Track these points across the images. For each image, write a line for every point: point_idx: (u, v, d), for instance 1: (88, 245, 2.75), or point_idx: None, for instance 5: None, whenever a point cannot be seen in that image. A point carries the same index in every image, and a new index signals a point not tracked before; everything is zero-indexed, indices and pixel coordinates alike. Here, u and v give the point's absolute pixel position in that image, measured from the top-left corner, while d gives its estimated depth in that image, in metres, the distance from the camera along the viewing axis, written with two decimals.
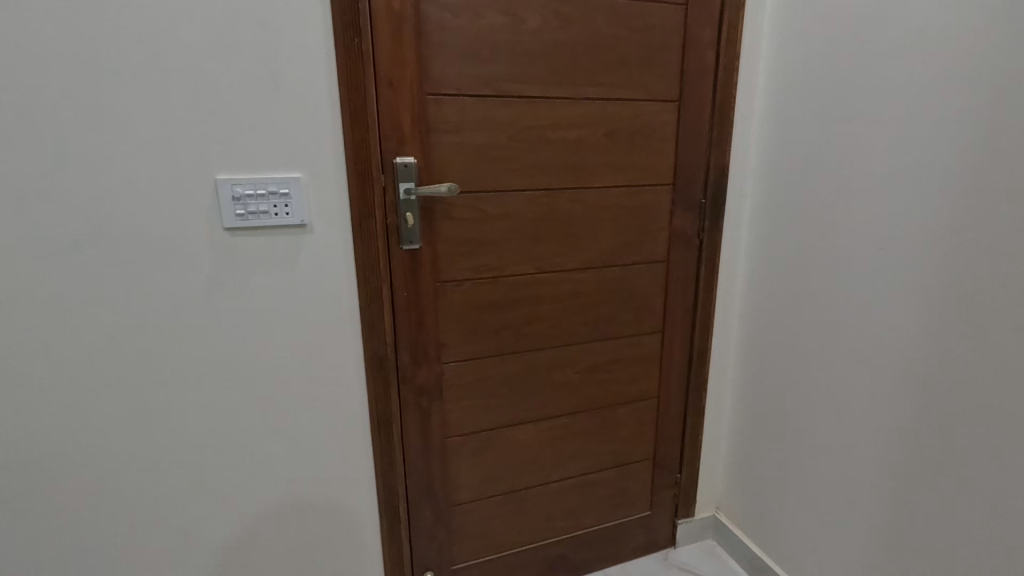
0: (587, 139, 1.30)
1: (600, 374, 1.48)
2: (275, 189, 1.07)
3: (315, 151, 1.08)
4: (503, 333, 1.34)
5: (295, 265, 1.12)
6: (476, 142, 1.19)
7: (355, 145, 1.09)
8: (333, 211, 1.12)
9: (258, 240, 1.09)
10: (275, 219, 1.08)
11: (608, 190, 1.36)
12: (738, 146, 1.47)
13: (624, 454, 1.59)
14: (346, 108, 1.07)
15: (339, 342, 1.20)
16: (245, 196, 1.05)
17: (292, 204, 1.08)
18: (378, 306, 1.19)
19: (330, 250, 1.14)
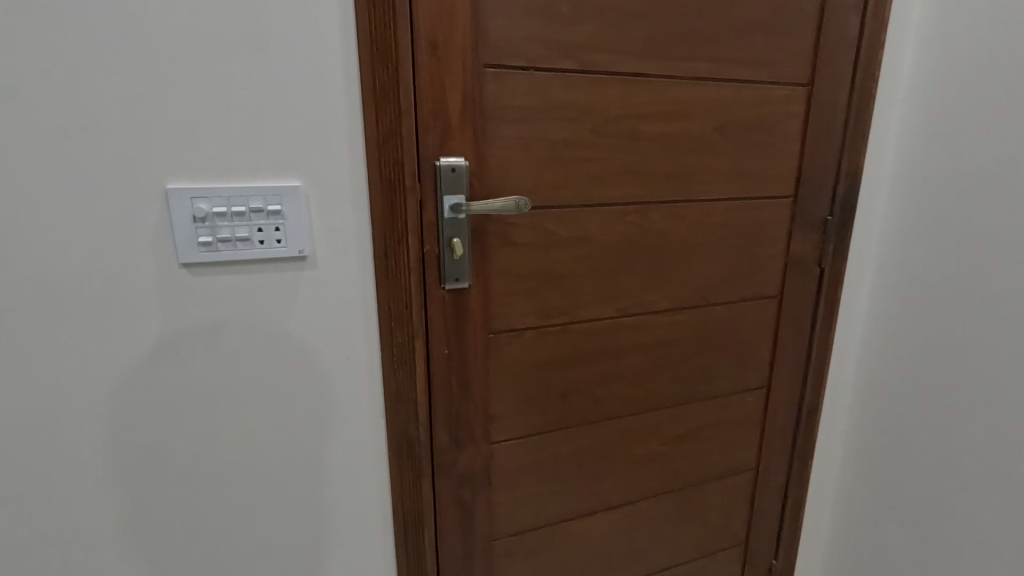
0: (694, 136, 0.94)
1: (690, 443, 1.13)
2: (259, 204, 0.70)
3: (321, 148, 0.72)
4: (573, 399, 0.98)
5: (291, 316, 0.76)
6: (549, 137, 0.83)
7: (380, 140, 0.73)
8: (346, 235, 0.76)
9: (235, 279, 0.73)
10: (260, 249, 0.71)
11: (715, 206, 1.00)
12: (873, 145, 1.12)
13: (713, 541, 1.23)
14: (368, 84, 0.72)
15: (350, 422, 0.84)
16: (213, 215, 0.68)
17: (286, 226, 0.72)
18: (407, 369, 0.83)
19: (342, 291, 0.78)
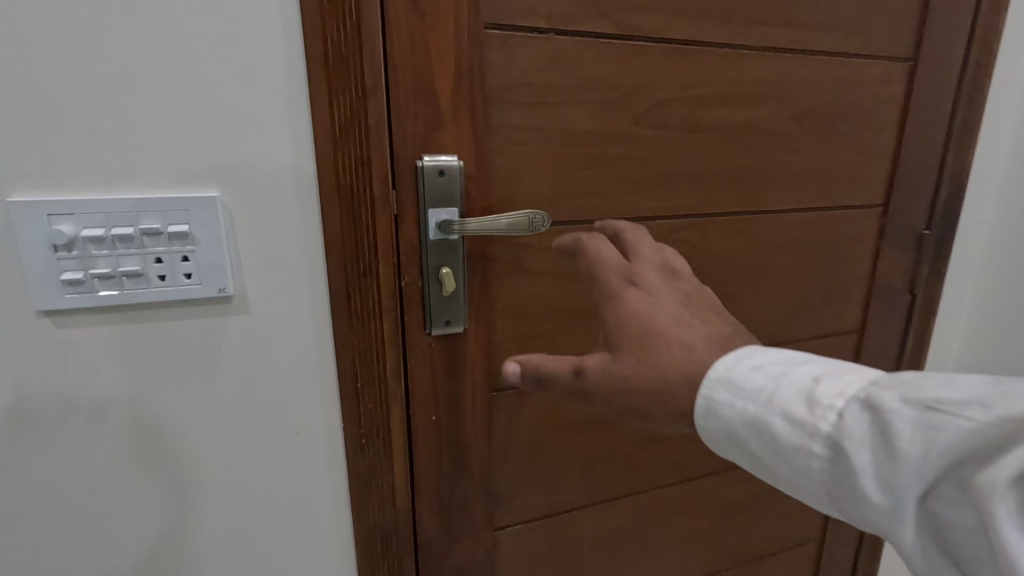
0: (767, 127, 0.70)
1: (746, 514, 0.90)
2: (154, 224, 0.47)
3: (248, 144, 0.49)
4: (600, 469, 0.75)
5: (215, 381, 0.54)
6: (574, 129, 0.61)
7: (335, 131, 0.51)
8: (289, 264, 0.54)
9: (126, 332, 0.50)
10: (160, 288, 0.49)
11: (788, 219, 0.76)
12: (985, 139, 0.87)
13: None
14: (315, 50, 0.49)
15: (305, 515, 0.62)
16: (85, 240, 0.46)
17: (197, 255, 0.49)
18: (379, 443, 0.61)
19: (287, 342, 0.56)
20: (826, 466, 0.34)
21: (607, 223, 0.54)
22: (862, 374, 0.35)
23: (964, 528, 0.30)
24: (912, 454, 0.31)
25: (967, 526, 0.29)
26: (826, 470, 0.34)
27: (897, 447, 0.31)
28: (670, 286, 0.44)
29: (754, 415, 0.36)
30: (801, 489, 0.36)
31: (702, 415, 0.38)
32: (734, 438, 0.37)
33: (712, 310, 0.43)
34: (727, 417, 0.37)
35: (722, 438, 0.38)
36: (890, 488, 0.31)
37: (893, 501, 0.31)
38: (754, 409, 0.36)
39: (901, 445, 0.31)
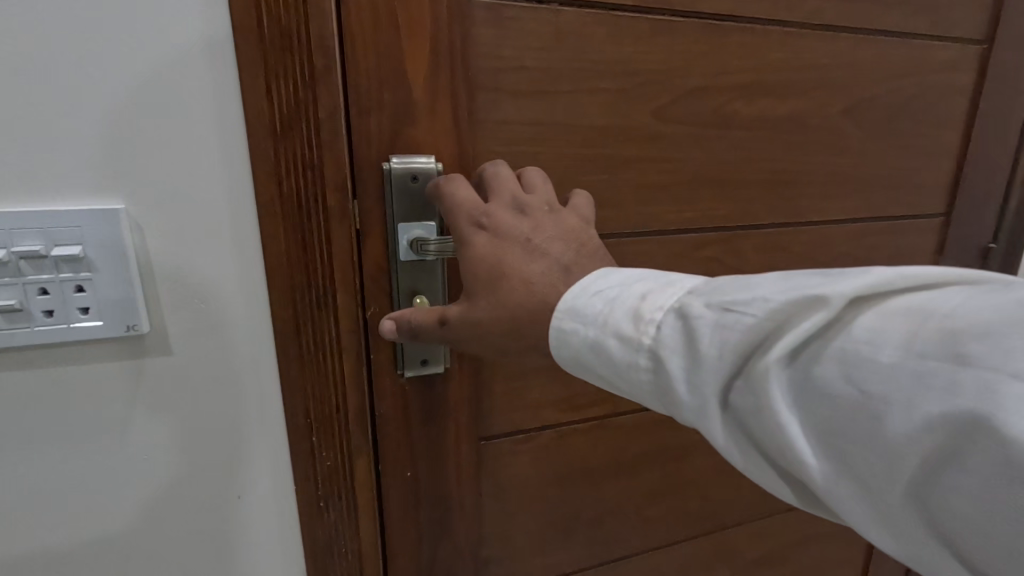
0: (814, 122, 0.58)
1: (779, 567, 0.78)
2: (36, 246, 0.37)
3: (160, 144, 0.39)
4: (606, 524, 0.64)
5: (131, 437, 0.44)
6: (581, 123, 0.49)
7: (275, 124, 0.40)
8: (221, 293, 0.43)
9: (10, 379, 0.40)
10: (49, 327, 0.39)
11: (835, 232, 0.64)
12: None
13: None
14: (245, 21, 0.38)
15: None
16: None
17: (95, 283, 0.39)
18: (342, 508, 0.50)
19: (222, 388, 0.45)
20: (653, 379, 0.31)
21: (512, 165, 0.48)
22: (678, 282, 0.33)
23: (752, 420, 0.28)
24: (715, 356, 0.29)
25: (764, 420, 0.28)
26: (653, 383, 0.31)
27: (700, 347, 0.29)
28: (519, 217, 0.39)
29: (592, 337, 0.33)
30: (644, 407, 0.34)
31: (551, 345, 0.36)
32: (583, 362, 0.35)
33: (567, 240, 0.39)
34: (569, 341, 0.35)
35: (578, 366, 0.35)
36: (698, 392, 0.29)
37: (703, 404, 0.29)
38: (593, 333, 0.33)
39: (703, 344, 0.29)
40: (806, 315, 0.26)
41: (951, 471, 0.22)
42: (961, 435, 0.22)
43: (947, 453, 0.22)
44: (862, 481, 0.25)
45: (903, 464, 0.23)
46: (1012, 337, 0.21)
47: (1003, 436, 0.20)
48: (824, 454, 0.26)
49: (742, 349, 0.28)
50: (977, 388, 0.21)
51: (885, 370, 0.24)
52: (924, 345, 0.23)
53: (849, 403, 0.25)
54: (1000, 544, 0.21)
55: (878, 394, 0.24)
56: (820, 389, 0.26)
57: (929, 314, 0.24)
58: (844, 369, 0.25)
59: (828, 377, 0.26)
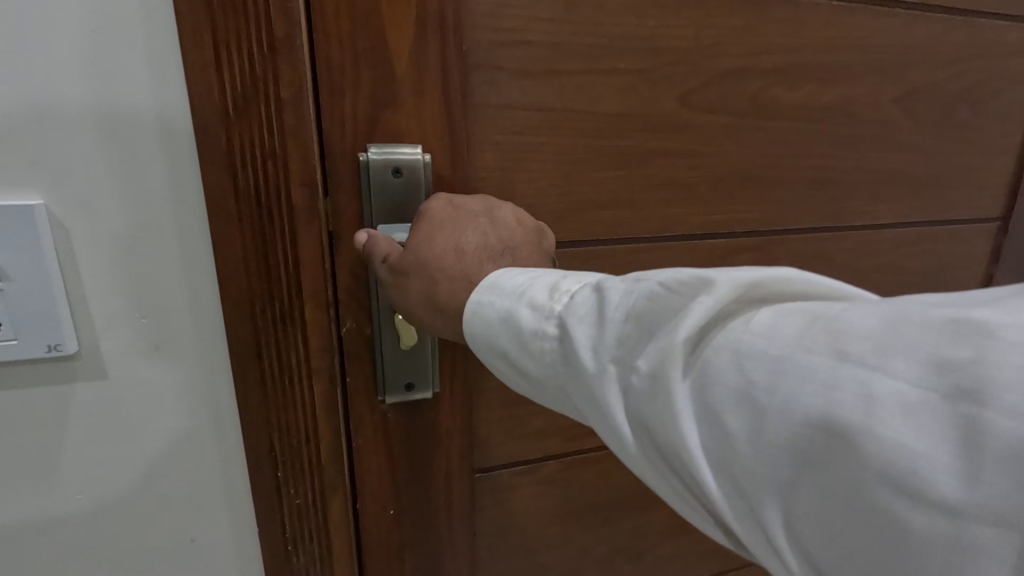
0: (862, 113, 0.51)
1: None
2: None
3: (88, 129, 0.33)
4: (615, 564, 0.57)
5: (60, 473, 0.38)
6: (595, 110, 0.42)
7: (229, 108, 0.33)
8: (166, 305, 0.37)
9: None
10: None
11: (880, 237, 0.57)
12: None
13: None
14: None
15: None
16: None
17: (7, 295, 0.33)
18: (313, 553, 0.43)
19: (168, 416, 0.39)
20: (559, 358, 0.29)
21: (514, 157, 0.41)
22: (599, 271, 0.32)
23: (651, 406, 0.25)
24: (620, 335, 0.26)
25: (657, 412, 0.24)
26: (556, 356, 0.29)
27: (608, 326, 0.27)
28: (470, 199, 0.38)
29: (505, 311, 0.31)
30: (543, 393, 0.31)
31: (465, 317, 0.32)
32: (493, 339, 0.31)
33: (514, 227, 0.37)
34: (482, 311, 0.32)
35: (485, 343, 0.32)
36: (598, 371, 0.26)
37: (602, 385, 0.26)
38: (506, 303, 0.31)
39: (612, 322, 0.27)
40: (710, 297, 0.24)
41: (825, 477, 0.20)
42: (844, 436, 0.19)
43: (824, 454, 0.20)
44: (744, 485, 0.22)
45: (777, 468, 0.21)
46: (897, 341, 0.19)
47: (874, 440, 0.19)
48: (710, 459, 0.23)
49: (645, 332, 0.26)
50: (861, 384, 0.19)
51: (772, 360, 0.22)
52: (815, 340, 0.21)
53: (735, 396, 0.22)
54: (854, 557, 0.20)
55: (766, 385, 0.22)
56: (710, 380, 0.23)
57: (823, 314, 0.22)
58: (733, 358, 0.23)
59: (716, 368, 0.23)
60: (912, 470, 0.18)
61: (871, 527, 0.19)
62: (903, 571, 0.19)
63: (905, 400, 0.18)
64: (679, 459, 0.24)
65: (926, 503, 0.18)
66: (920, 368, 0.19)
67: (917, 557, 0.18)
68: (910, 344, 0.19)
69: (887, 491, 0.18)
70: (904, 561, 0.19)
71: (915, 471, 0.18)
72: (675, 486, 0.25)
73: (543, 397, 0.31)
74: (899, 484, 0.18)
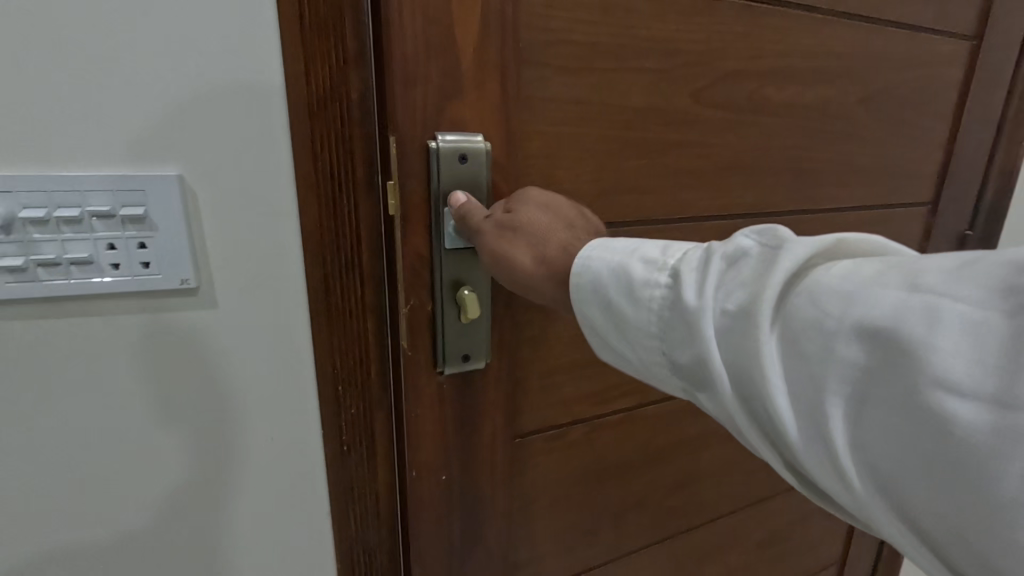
0: (831, 112, 0.59)
1: (778, 546, 0.81)
2: (103, 202, 0.37)
3: (214, 103, 0.37)
4: (626, 518, 0.63)
5: (174, 399, 0.43)
6: (624, 105, 0.47)
7: (311, 103, 0.39)
8: (268, 254, 0.42)
9: (60, 329, 0.39)
10: (117, 281, 0.38)
11: (842, 219, 0.66)
12: None
13: None
14: None
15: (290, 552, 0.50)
16: (23, 220, 0.35)
17: (153, 241, 0.39)
18: (362, 472, 0.48)
19: (266, 350, 0.44)
20: (656, 306, 0.32)
21: (558, 147, 0.45)
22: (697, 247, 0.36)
23: (738, 336, 0.28)
24: (717, 284, 0.30)
25: (743, 340, 0.28)
26: (658, 304, 0.32)
27: (708, 274, 0.30)
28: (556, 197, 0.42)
29: (615, 264, 0.34)
30: (629, 344, 0.34)
31: (572, 269, 0.36)
32: (598, 291, 0.35)
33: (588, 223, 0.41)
34: (591, 265, 0.35)
35: (589, 296, 0.35)
36: (695, 309, 0.30)
37: (694, 321, 0.30)
38: (619, 257, 0.34)
39: (712, 270, 0.30)
40: (794, 247, 0.29)
41: (887, 389, 0.23)
42: (907, 349, 0.23)
43: (883, 369, 0.24)
44: (812, 400, 0.26)
45: (848, 379, 0.25)
46: (966, 275, 0.23)
47: (939, 348, 0.22)
48: (789, 380, 0.27)
49: (740, 277, 0.30)
50: (927, 307, 0.23)
51: (850, 296, 0.25)
52: (891, 280, 0.25)
53: (813, 326, 0.26)
54: (909, 454, 0.23)
55: (840, 314, 0.25)
56: (796, 313, 0.27)
57: (898, 264, 0.26)
58: (818, 295, 0.26)
59: (801, 304, 0.27)
60: (971, 369, 0.21)
61: (925, 424, 0.22)
62: (954, 462, 0.21)
63: (970, 318, 0.22)
64: (758, 380, 0.28)
65: (976, 398, 0.21)
66: (987, 291, 0.22)
67: (963, 450, 0.21)
68: (977, 275, 0.22)
69: (943, 394, 0.21)
70: (951, 458, 0.21)
71: (971, 372, 0.21)
72: (745, 411, 0.29)
73: (629, 350, 0.35)
74: (960, 384, 0.21)
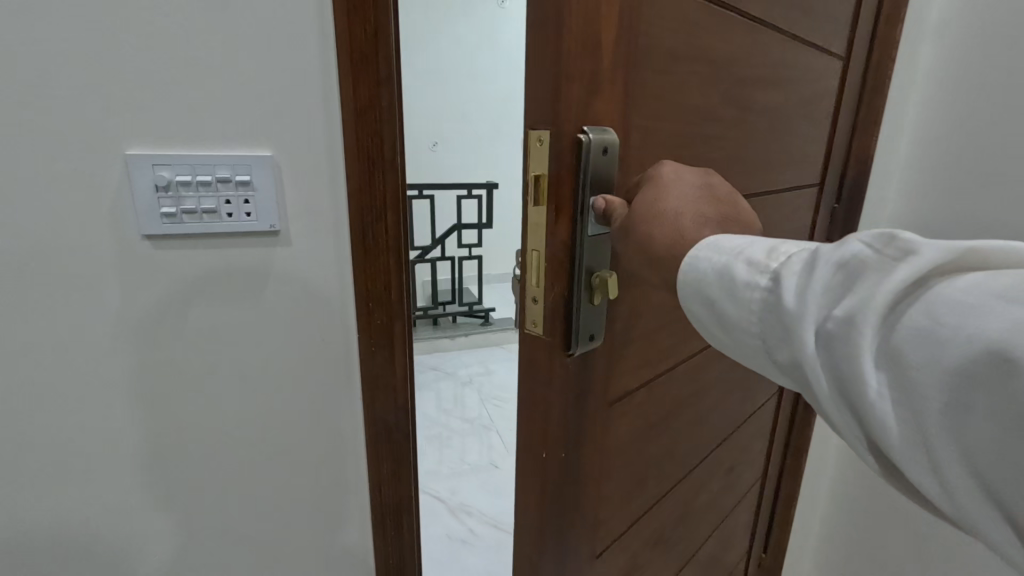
0: (780, 111, 0.74)
1: (736, 465, 0.99)
2: (227, 173, 0.59)
3: (296, 113, 0.61)
4: (660, 464, 0.71)
5: (263, 301, 0.66)
6: (684, 103, 0.53)
7: (357, 112, 0.62)
8: (320, 208, 0.65)
9: (201, 253, 0.62)
10: (229, 224, 0.61)
11: (783, 197, 0.83)
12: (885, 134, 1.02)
13: (731, 553, 1.14)
14: (344, 46, 0.60)
15: (332, 417, 0.73)
16: (177, 184, 0.57)
17: (258, 199, 0.61)
18: (386, 358, 0.72)
19: (321, 271, 0.67)
20: (760, 309, 0.35)
21: (648, 140, 0.49)
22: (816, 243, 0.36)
23: (842, 341, 0.30)
24: (824, 290, 0.32)
25: (842, 347, 0.30)
26: (761, 307, 0.35)
27: (815, 280, 0.32)
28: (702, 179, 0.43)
29: (721, 266, 0.37)
30: (734, 338, 0.38)
31: (680, 269, 0.39)
32: (700, 292, 0.39)
33: (726, 205, 0.43)
34: (699, 265, 0.38)
35: (692, 295, 0.39)
36: (796, 315, 0.33)
37: (793, 326, 0.33)
38: (721, 259, 0.37)
39: (819, 275, 0.32)
40: (916, 254, 0.29)
41: (990, 395, 0.24)
42: (1015, 359, 0.23)
43: (987, 379, 0.24)
44: (911, 404, 0.27)
45: (950, 385, 0.26)
46: None
47: None
48: (889, 384, 0.28)
49: (851, 285, 0.31)
50: None
51: (968, 308, 0.26)
52: (1017, 292, 0.25)
53: (920, 332, 0.27)
54: (1008, 458, 0.24)
55: (955, 326, 0.26)
56: (904, 322, 0.28)
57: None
58: (935, 305, 0.27)
59: (914, 313, 0.28)
60: None
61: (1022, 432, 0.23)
62: None
63: None
64: (853, 384, 0.30)
65: None
66: None
67: None
68: None
69: None
70: None
71: None
72: (839, 409, 0.31)
73: (735, 344, 0.39)
74: None
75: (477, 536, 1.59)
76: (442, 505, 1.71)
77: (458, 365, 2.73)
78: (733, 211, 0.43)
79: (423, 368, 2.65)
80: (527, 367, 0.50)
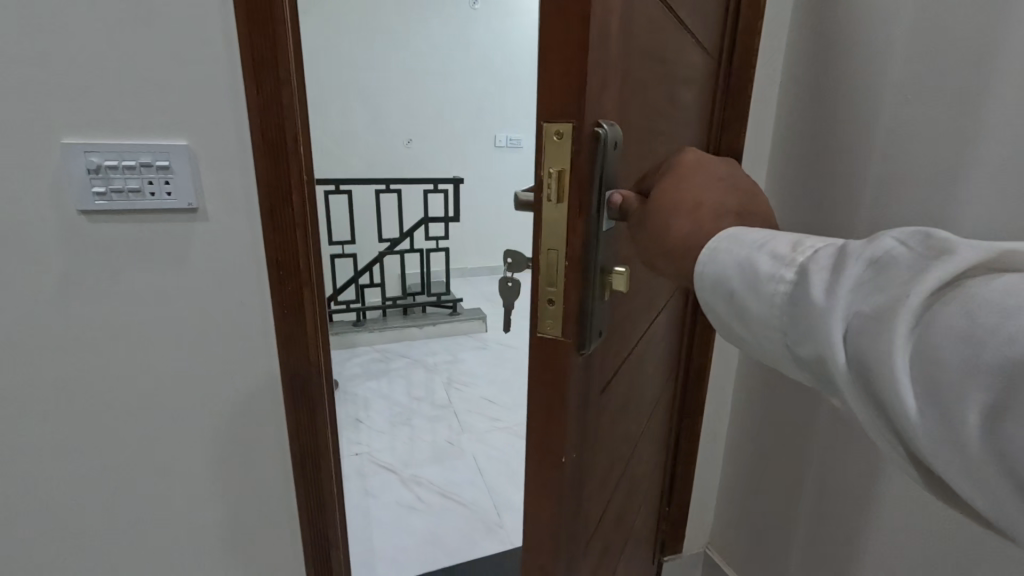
0: (686, 108, 0.82)
1: (656, 424, 1.10)
2: (149, 159, 0.73)
3: (201, 112, 0.73)
4: (620, 440, 0.74)
5: (185, 266, 0.79)
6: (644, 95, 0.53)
7: (261, 107, 0.74)
8: (231, 188, 0.78)
9: (132, 227, 0.76)
10: (152, 201, 0.74)
11: None
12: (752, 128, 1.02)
13: (653, 502, 1.27)
14: (245, 53, 0.72)
15: (249, 366, 0.87)
16: (106, 167, 0.71)
17: (175, 180, 0.74)
18: (295, 318, 0.85)
19: (235, 241, 0.80)
20: (784, 300, 0.39)
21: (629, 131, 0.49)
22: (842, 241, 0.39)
23: (870, 331, 0.33)
24: (853, 285, 0.36)
25: (873, 342, 0.33)
26: (786, 299, 0.39)
27: (846, 275, 0.36)
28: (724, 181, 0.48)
29: (745, 257, 0.42)
30: (755, 326, 0.42)
31: (699, 259, 0.44)
32: (720, 283, 0.43)
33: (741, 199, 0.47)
34: (718, 256, 0.43)
35: (710, 286, 0.44)
36: (824, 307, 0.36)
37: (818, 316, 0.36)
38: (747, 252, 0.42)
39: (851, 271, 0.36)
40: (953, 255, 0.32)
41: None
42: None
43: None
44: (942, 400, 0.30)
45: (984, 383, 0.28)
46: None
47: None
48: (916, 377, 0.31)
49: (880, 282, 0.34)
50: None
51: (1009, 310, 0.28)
52: None
53: (957, 330, 0.30)
54: None
55: (993, 327, 0.28)
56: (937, 319, 0.31)
57: None
58: (971, 306, 0.30)
59: (950, 313, 0.31)
60: None
61: None
62: None
63: None
64: (882, 377, 0.33)
65: None
66: None
67: None
68: None
69: None
70: None
71: None
72: (865, 398, 0.35)
73: (756, 333, 0.43)
74: None
75: (425, 502, 1.56)
76: (395, 476, 1.68)
77: (429, 352, 2.69)
78: (750, 207, 0.47)
79: (396, 356, 2.64)
80: (538, 372, 0.47)
